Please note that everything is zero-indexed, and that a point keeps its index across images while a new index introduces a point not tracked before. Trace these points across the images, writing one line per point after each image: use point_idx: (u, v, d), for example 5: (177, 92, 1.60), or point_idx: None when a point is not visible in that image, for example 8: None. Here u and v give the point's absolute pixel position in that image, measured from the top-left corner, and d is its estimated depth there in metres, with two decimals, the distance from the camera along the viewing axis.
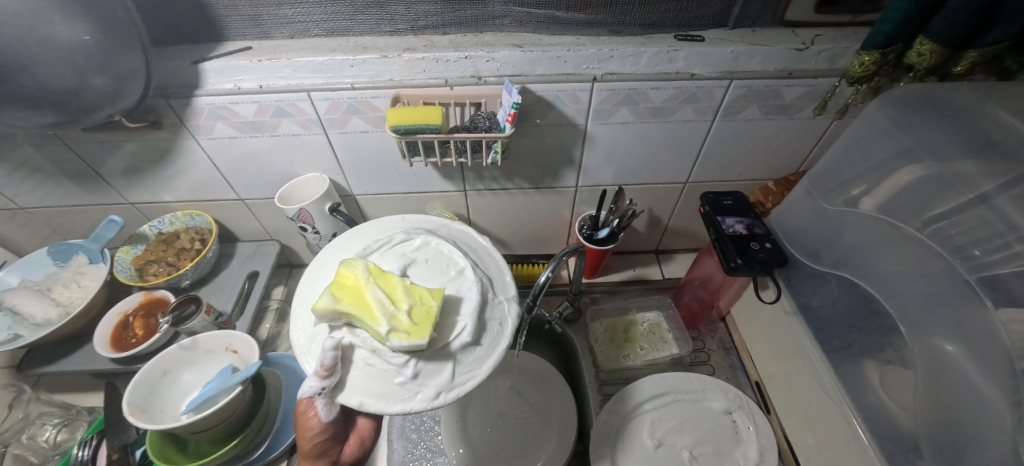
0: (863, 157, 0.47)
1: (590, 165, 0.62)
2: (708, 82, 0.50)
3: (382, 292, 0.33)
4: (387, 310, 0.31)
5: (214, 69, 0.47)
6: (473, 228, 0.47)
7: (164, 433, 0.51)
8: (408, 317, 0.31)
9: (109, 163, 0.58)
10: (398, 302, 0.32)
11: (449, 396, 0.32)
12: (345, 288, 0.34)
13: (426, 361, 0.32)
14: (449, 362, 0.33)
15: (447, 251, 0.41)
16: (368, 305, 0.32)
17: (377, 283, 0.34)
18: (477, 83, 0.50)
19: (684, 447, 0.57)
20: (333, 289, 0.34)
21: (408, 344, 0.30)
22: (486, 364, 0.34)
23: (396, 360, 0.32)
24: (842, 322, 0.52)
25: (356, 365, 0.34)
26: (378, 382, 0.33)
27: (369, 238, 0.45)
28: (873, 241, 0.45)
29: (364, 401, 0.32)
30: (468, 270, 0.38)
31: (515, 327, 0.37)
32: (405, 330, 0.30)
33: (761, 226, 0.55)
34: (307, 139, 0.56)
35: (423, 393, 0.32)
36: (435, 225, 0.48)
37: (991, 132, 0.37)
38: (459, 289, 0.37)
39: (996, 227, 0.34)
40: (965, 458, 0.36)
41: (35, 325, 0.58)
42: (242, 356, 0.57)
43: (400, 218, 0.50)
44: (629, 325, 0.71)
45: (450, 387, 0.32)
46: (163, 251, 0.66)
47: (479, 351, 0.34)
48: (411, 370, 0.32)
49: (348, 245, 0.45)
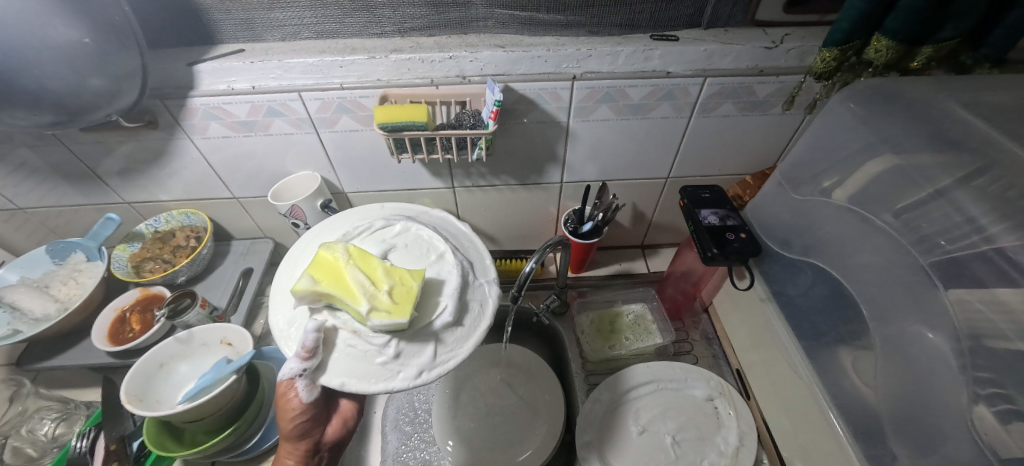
0: (830, 150, 0.49)
1: (574, 162, 0.64)
2: (683, 80, 0.52)
3: (361, 273, 0.34)
4: (367, 290, 0.33)
5: (208, 70, 0.49)
6: (452, 216, 0.50)
7: (160, 424, 0.53)
8: (389, 297, 0.33)
9: (105, 163, 0.59)
10: (378, 283, 0.34)
11: (431, 375, 0.35)
12: (324, 270, 0.35)
13: (407, 342, 0.35)
14: (431, 342, 0.35)
15: (427, 236, 0.43)
16: (348, 286, 0.34)
17: (357, 265, 0.36)
18: (462, 82, 0.52)
19: (667, 433, 0.59)
20: (312, 271, 0.35)
21: (389, 323, 0.32)
22: (467, 343, 0.37)
23: (378, 340, 0.34)
24: (814, 310, 0.53)
25: (337, 347, 0.36)
26: (360, 363, 0.34)
27: (348, 225, 0.47)
28: (840, 230, 0.47)
29: (346, 382, 0.34)
30: (448, 254, 0.41)
31: (495, 307, 0.40)
32: (385, 309, 0.32)
33: (735, 217, 0.57)
34: (299, 138, 0.58)
35: (405, 372, 0.34)
36: (415, 213, 0.50)
37: (950, 131, 0.40)
38: (439, 272, 0.39)
39: (954, 218, 0.37)
40: (926, 432, 0.38)
41: (35, 320, 0.59)
42: (238, 349, 0.59)
43: (380, 206, 0.51)
44: (614, 317, 0.73)
45: (432, 365, 0.35)
46: (159, 248, 0.67)
47: (461, 331, 0.37)
48: (392, 351, 0.34)
49: (327, 232, 0.46)
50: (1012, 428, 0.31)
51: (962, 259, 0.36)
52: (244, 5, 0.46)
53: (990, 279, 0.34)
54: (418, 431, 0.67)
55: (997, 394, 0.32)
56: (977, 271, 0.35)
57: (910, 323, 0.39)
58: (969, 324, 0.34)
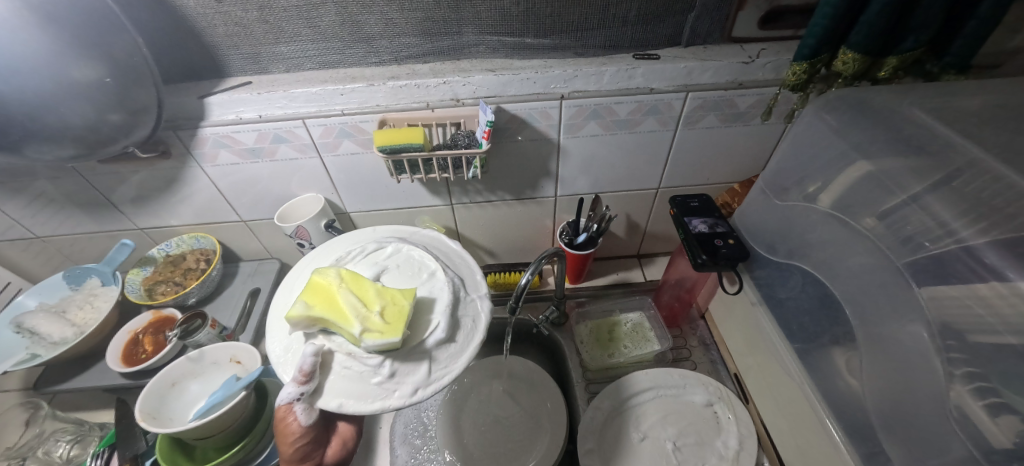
0: (810, 159, 0.51)
1: (566, 175, 0.67)
2: (666, 95, 0.55)
3: (354, 296, 0.37)
4: (359, 312, 0.35)
5: (217, 102, 0.53)
6: (442, 234, 0.52)
7: (172, 443, 0.54)
8: (381, 318, 0.35)
9: (120, 191, 0.63)
10: (370, 304, 0.36)
11: (426, 392, 0.36)
12: (318, 295, 0.38)
13: (401, 361, 0.36)
14: (425, 360, 0.37)
15: (418, 256, 0.45)
16: (342, 309, 0.36)
17: (350, 287, 0.38)
18: (456, 105, 0.55)
19: (667, 439, 0.59)
20: (306, 296, 0.37)
21: (382, 342, 0.33)
22: (461, 358, 0.39)
23: (372, 361, 0.35)
24: (802, 313, 0.55)
25: (334, 370, 0.38)
26: (356, 384, 0.36)
27: (341, 248, 0.49)
28: (823, 236, 0.49)
29: (344, 403, 0.36)
30: (437, 270, 0.43)
31: (487, 322, 0.42)
32: (378, 329, 0.34)
33: (724, 224, 0.59)
34: (303, 163, 0.61)
35: (401, 390, 0.36)
36: (406, 233, 0.52)
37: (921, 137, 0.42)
38: (431, 290, 0.41)
39: (928, 222, 0.39)
40: (915, 428, 0.39)
41: (52, 343, 0.62)
42: (246, 366, 0.61)
43: (373, 229, 0.54)
44: (613, 326, 0.75)
45: (427, 382, 0.36)
46: (171, 271, 0.70)
47: (454, 347, 0.39)
48: (387, 370, 0.36)
49: (322, 256, 0.49)
50: (999, 420, 0.32)
51: (940, 258, 0.38)
52: (251, 41, 0.50)
53: (968, 276, 0.36)
54: (428, 443, 0.67)
55: (984, 387, 0.33)
56: (956, 269, 0.36)
57: (894, 324, 0.41)
58: (949, 320, 0.36)
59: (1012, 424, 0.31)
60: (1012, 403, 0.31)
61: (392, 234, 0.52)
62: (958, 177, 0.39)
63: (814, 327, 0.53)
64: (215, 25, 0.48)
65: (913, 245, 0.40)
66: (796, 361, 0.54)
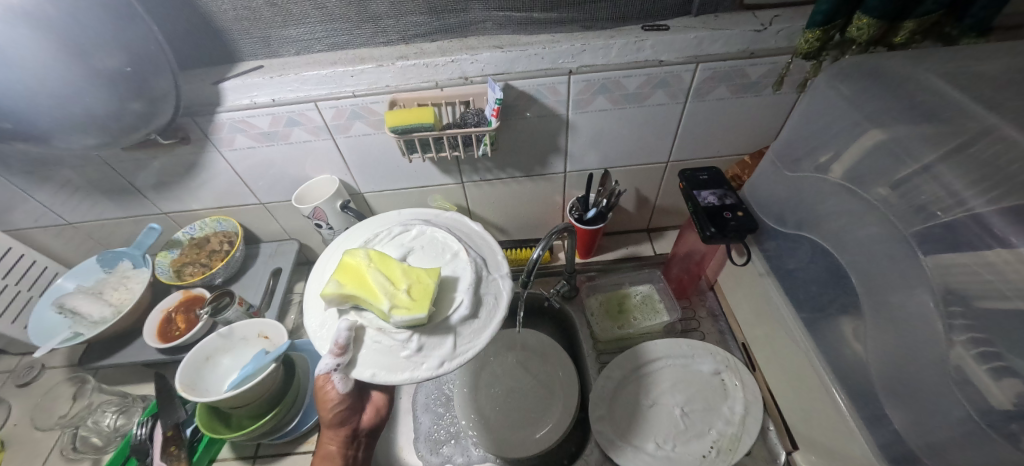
0: (822, 129, 0.51)
1: (575, 151, 0.67)
2: (675, 67, 0.54)
3: (382, 275, 0.39)
4: (387, 290, 0.37)
5: (232, 87, 0.54)
6: (464, 216, 0.53)
7: (210, 411, 0.58)
8: (408, 295, 0.37)
9: (143, 177, 0.65)
10: (397, 283, 0.38)
11: (453, 364, 0.38)
12: (349, 275, 0.40)
13: (428, 335, 0.39)
14: (450, 334, 0.39)
15: (441, 237, 0.47)
16: (371, 287, 0.38)
17: (378, 267, 0.40)
18: (464, 83, 0.55)
19: (676, 405, 0.62)
20: (339, 276, 0.40)
21: (409, 318, 0.35)
22: (484, 334, 0.40)
23: (401, 336, 0.38)
24: (812, 284, 0.55)
25: (366, 344, 0.40)
26: (386, 357, 0.39)
27: (367, 231, 0.51)
28: (834, 207, 0.49)
29: (376, 373, 0.38)
30: (458, 251, 0.44)
31: (508, 300, 0.43)
32: (405, 305, 0.36)
33: (733, 196, 0.60)
34: (316, 145, 0.63)
35: (428, 363, 0.38)
36: (430, 216, 0.54)
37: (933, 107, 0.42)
38: (454, 270, 0.43)
39: (939, 190, 0.39)
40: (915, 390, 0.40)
41: (93, 323, 0.65)
42: (274, 341, 0.64)
43: (397, 212, 0.56)
44: (624, 298, 0.75)
45: (452, 356, 0.38)
46: (197, 253, 0.73)
47: (477, 323, 0.41)
48: (414, 344, 0.38)
49: (351, 239, 0.50)
50: (1002, 383, 0.33)
51: (951, 226, 0.38)
52: (262, 24, 0.50)
53: (974, 243, 0.36)
54: (450, 411, 0.69)
55: (988, 352, 0.34)
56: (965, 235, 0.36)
57: (899, 291, 0.41)
58: (957, 286, 0.36)
59: (1015, 386, 0.31)
60: (1015, 366, 0.32)
61: (417, 217, 0.53)
62: (973, 145, 0.39)
63: (822, 296, 0.53)
64: (224, 10, 0.48)
65: (926, 214, 0.40)
66: (801, 330, 0.55)
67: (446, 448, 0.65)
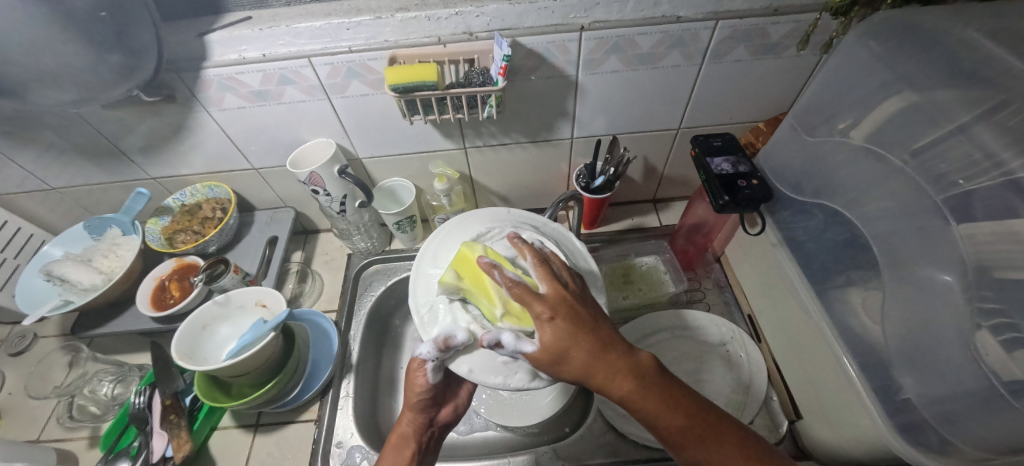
0: (848, 91, 0.48)
1: (584, 116, 0.64)
2: (693, 24, 0.51)
3: None
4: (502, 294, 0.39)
5: (218, 40, 0.50)
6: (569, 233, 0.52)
7: (210, 379, 0.57)
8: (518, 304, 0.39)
9: (129, 140, 0.61)
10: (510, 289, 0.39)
11: (541, 381, 0.40)
12: (466, 267, 0.41)
13: None
14: None
15: (551, 251, 0.46)
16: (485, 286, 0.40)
17: None
18: (469, 39, 0.51)
19: (680, 375, 0.62)
20: (456, 266, 0.42)
21: (518, 328, 0.38)
22: None
23: None
24: (825, 254, 0.54)
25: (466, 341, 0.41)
26: (484, 356, 0.40)
27: (472, 223, 0.51)
28: (859, 175, 0.47)
29: (472, 370, 0.40)
30: (557, 261, 0.42)
31: None
32: (515, 315, 0.38)
33: (747, 163, 0.58)
34: (311, 106, 0.59)
35: (520, 374, 0.40)
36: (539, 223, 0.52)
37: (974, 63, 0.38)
38: None
39: (974, 155, 0.36)
40: (927, 360, 0.39)
41: (83, 290, 0.63)
42: (272, 309, 0.62)
43: (507, 209, 0.55)
44: (628, 269, 0.75)
45: (543, 374, 0.40)
46: (188, 221, 0.71)
47: None
48: (513, 354, 0.40)
49: (458, 229, 0.50)
50: (1016, 355, 0.32)
51: (975, 193, 0.36)
52: None
53: (999, 212, 0.34)
54: None
55: (1002, 323, 0.33)
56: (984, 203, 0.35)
57: (919, 258, 0.40)
58: (983, 257, 0.35)
59: None
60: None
61: (522, 220, 0.52)
62: (1005, 109, 0.35)
63: (835, 267, 0.52)
64: None
65: (946, 182, 0.38)
66: (813, 300, 0.53)
67: None
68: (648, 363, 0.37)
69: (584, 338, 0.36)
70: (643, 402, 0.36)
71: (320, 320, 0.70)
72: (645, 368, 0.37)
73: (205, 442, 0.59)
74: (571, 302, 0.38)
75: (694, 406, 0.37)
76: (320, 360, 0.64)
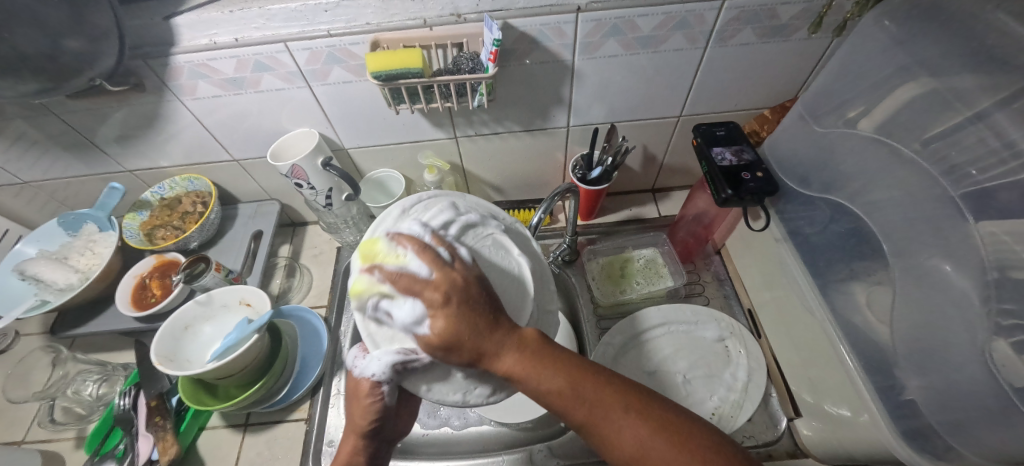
0: (862, 76, 0.45)
1: (580, 103, 0.61)
2: (698, 5, 0.47)
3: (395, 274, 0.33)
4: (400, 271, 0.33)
5: (186, 24, 0.46)
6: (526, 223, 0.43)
7: (195, 381, 0.56)
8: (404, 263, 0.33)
9: (101, 132, 0.58)
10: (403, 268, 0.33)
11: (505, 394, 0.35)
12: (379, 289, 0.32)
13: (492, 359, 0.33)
14: None
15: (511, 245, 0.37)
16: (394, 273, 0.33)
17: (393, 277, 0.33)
18: (457, 21, 0.48)
19: (678, 372, 0.61)
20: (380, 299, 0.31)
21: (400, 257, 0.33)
22: None
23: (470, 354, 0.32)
24: (830, 248, 0.52)
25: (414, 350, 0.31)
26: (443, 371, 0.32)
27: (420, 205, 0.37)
28: (868, 167, 0.44)
29: (430, 389, 0.32)
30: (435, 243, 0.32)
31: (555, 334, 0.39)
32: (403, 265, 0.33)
33: (750, 153, 0.55)
34: (291, 94, 0.56)
35: (484, 389, 0.33)
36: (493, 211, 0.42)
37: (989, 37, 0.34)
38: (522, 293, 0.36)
39: (991, 144, 0.33)
40: (932, 363, 0.38)
41: (60, 290, 0.61)
42: (257, 308, 0.60)
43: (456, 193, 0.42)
44: (625, 262, 0.73)
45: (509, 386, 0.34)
46: (168, 215, 0.68)
47: None
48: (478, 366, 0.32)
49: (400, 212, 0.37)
50: None
51: (989, 188, 0.33)
52: None
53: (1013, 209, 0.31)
54: None
55: (1017, 326, 0.31)
56: (1001, 200, 0.32)
57: (932, 254, 0.38)
58: (1001, 257, 0.32)
59: None
60: None
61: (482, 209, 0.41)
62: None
63: (839, 262, 0.50)
64: None
65: (957, 174, 0.35)
66: (817, 297, 0.52)
67: (444, 410, 0.65)
68: (534, 341, 0.31)
69: (467, 320, 0.29)
70: (534, 383, 0.29)
71: (309, 316, 0.68)
72: (532, 344, 0.30)
73: (193, 443, 0.58)
74: (461, 284, 0.30)
75: (596, 383, 0.30)
76: (308, 357, 0.63)
